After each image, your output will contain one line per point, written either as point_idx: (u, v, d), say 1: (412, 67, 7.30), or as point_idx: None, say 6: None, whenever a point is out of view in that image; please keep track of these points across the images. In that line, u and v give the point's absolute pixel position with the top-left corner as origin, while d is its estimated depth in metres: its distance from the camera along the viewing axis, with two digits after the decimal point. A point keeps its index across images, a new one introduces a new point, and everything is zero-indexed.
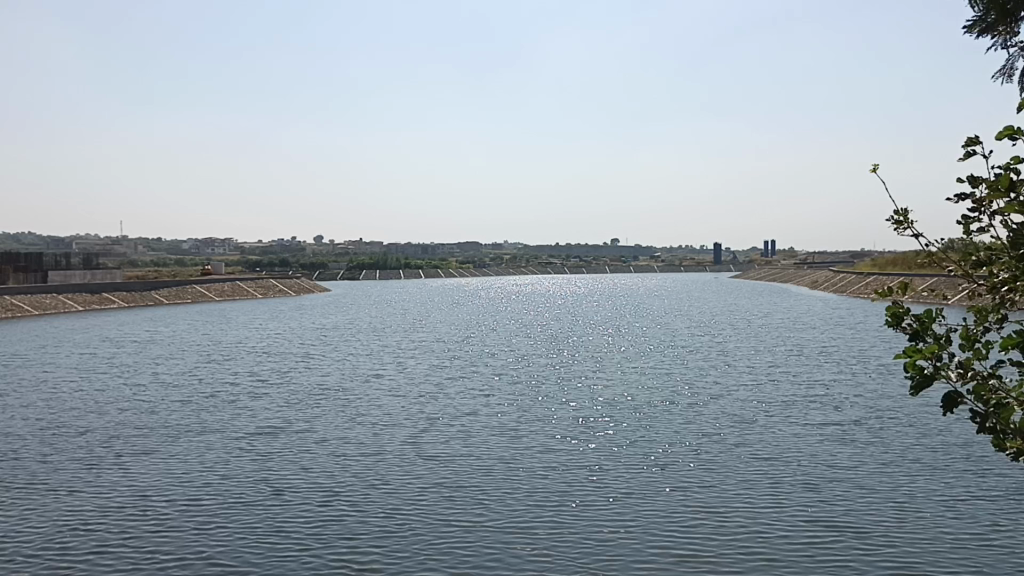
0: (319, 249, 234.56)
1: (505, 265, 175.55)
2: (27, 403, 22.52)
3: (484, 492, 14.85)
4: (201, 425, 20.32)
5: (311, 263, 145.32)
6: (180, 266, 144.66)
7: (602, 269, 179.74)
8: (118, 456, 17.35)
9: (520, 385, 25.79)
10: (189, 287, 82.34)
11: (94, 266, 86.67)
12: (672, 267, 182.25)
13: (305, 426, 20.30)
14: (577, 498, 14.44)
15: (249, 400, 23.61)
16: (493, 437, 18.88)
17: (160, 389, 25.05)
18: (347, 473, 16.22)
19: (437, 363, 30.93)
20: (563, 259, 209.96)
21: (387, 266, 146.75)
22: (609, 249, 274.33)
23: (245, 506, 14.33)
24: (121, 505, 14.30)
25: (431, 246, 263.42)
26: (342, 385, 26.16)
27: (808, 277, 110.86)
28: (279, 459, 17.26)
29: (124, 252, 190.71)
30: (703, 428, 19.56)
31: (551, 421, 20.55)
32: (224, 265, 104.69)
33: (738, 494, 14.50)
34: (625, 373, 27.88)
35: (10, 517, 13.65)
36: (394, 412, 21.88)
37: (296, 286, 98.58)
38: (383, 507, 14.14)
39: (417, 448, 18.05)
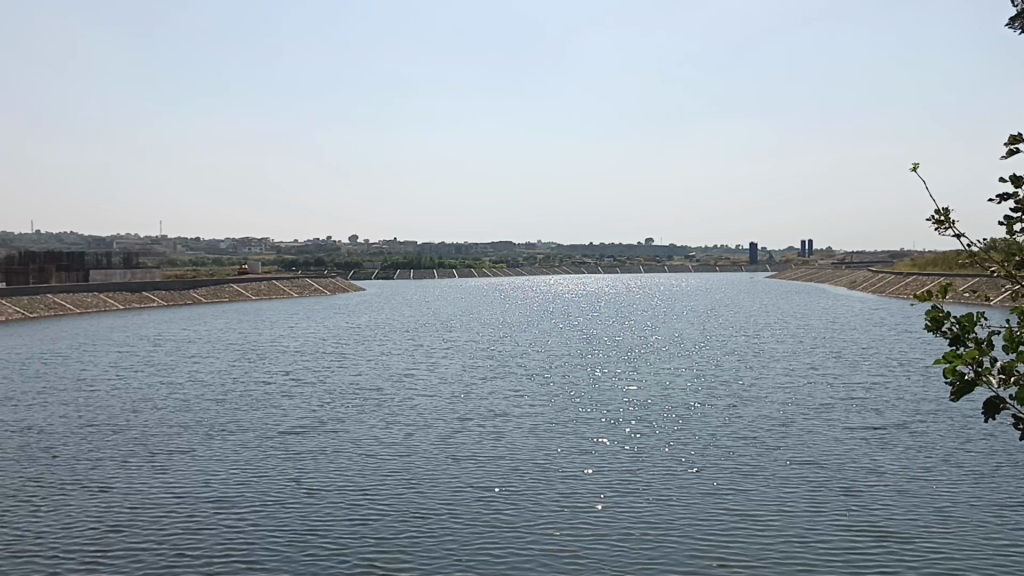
0: (353, 249, 235.96)
1: (539, 265, 175.34)
2: (66, 402, 22.80)
3: (517, 494, 14.78)
4: (234, 425, 20.46)
5: (346, 263, 146.28)
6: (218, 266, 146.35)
7: (637, 268, 178.80)
8: (153, 455, 17.50)
9: (552, 386, 25.66)
10: (226, 286, 83.15)
11: (134, 265, 87.95)
12: (707, 267, 180.79)
13: (338, 426, 20.36)
14: (611, 501, 14.31)
15: (283, 399, 23.72)
16: (526, 439, 18.77)
17: (196, 388, 25.26)
18: (379, 473, 16.25)
19: (470, 363, 30.87)
20: (597, 259, 209.35)
21: (421, 266, 147.28)
22: (644, 248, 272.76)
23: (278, 506, 14.38)
24: (155, 504, 14.41)
25: (464, 246, 263.93)
26: (375, 385, 26.21)
27: (846, 277, 109.33)
28: (312, 458, 17.31)
29: (164, 251, 193.47)
30: (739, 431, 19.29)
31: (584, 423, 20.39)
32: (261, 265, 105.72)
33: (774, 499, 14.26)
34: (659, 375, 27.64)
35: (47, 516, 13.80)
36: (427, 412, 21.88)
37: (332, 286, 99.20)
38: (416, 508, 14.12)
39: (450, 449, 18.01)
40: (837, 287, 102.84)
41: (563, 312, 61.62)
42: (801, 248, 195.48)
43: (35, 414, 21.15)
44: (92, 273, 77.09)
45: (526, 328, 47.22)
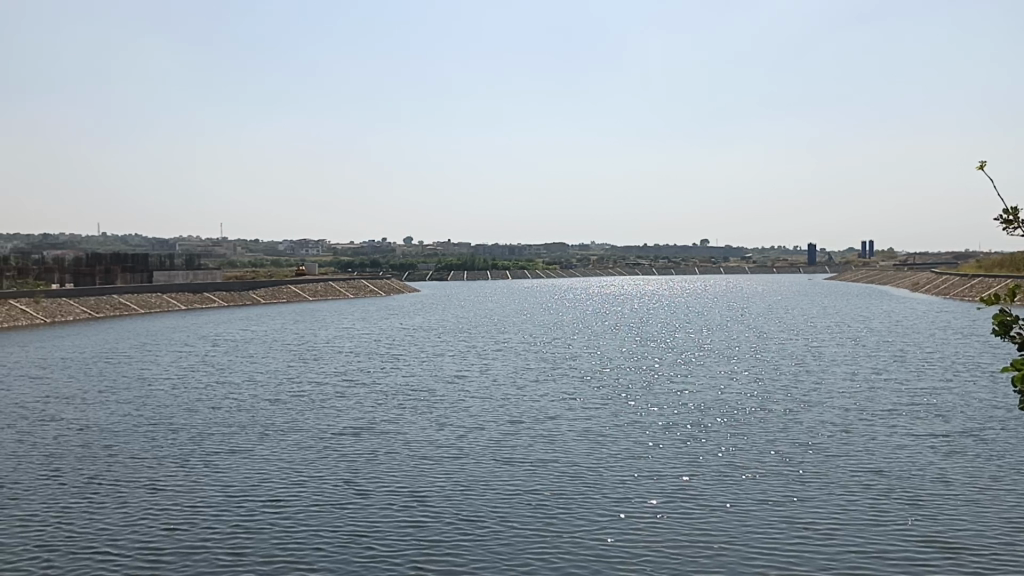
0: (408, 250, 238.50)
1: (593, 266, 174.66)
2: (127, 401, 23.29)
3: (567, 499, 14.61)
4: (288, 425, 20.68)
5: (401, 264, 147.57)
6: (276, 267, 148.93)
7: (692, 270, 176.86)
8: (208, 454, 17.74)
9: (605, 389, 25.42)
10: (284, 287, 84.48)
11: (195, 266, 89.80)
12: (764, 269, 178.09)
13: (390, 427, 20.43)
14: (665, 508, 14.04)
15: (337, 400, 23.91)
16: (578, 443, 18.55)
17: (253, 388, 25.60)
18: (430, 475, 16.22)
19: (523, 366, 30.76)
20: (651, 259, 207.78)
21: (475, 267, 147.99)
22: (699, 249, 269.90)
23: (328, 507, 14.43)
24: (208, 504, 14.53)
25: (518, 247, 264.30)
26: (427, 386, 26.27)
27: (909, 279, 106.55)
28: (363, 460, 17.36)
29: (224, 252, 197.98)
30: (797, 436, 18.84)
31: (637, 428, 20.09)
32: (318, 266, 107.14)
33: (832, 508, 13.84)
34: (715, 379, 27.20)
35: (104, 514, 14.05)
36: (479, 415, 21.84)
37: (387, 286, 100.17)
38: (467, 512, 14.02)
39: (501, 452, 17.89)
40: (900, 289, 100.33)
41: (609, 313, 62.93)
42: (862, 249, 191.30)
43: (96, 413, 21.60)
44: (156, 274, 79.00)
45: (580, 330, 46.96)
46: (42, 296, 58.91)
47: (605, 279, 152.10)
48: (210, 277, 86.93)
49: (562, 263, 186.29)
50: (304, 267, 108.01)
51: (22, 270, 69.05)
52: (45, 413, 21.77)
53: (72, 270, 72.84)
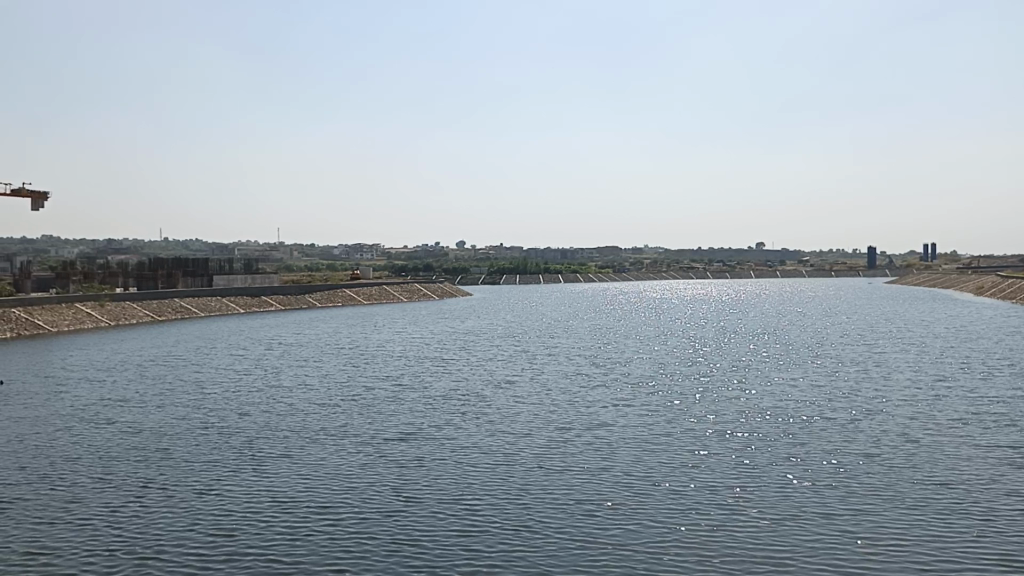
0: (461, 254, 239.69)
1: (646, 270, 172.79)
2: (182, 404, 23.66)
3: (617, 509, 14.23)
4: (338, 429, 20.72)
5: (454, 268, 147.77)
6: (332, 271, 150.35)
7: (748, 273, 174.12)
8: (258, 458, 17.81)
9: (658, 396, 24.98)
10: (339, 291, 85.28)
11: (253, 271, 90.96)
12: (822, 272, 174.62)
13: (439, 433, 20.28)
14: (719, 518, 13.66)
15: (386, 404, 23.93)
16: (630, 450, 18.20)
17: (304, 392, 25.76)
18: (477, 483, 15.97)
19: (574, 371, 30.48)
20: (706, 263, 204.93)
21: (527, 271, 148.11)
22: (755, 253, 266.04)
23: (373, 514, 14.24)
24: (257, 508, 14.56)
25: (570, 251, 263.28)
26: (477, 391, 26.13)
27: (976, 282, 102.99)
28: (411, 466, 17.20)
29: (282, 257, 202.22)
30: (856, 447, 18.18)
31: (691, 436, 19.63)
32: (371, 270, 107.75)
33: (895, 523, 13.23)
34: (773, 386, 26.59)
35: (154, 517, 14.11)
36: (529, 421, 21.61)
37: (441, 290, 100.38)
38: (516, 520, 13.82)
39: (552, 459, 17.63)
40: (966, 293, 96.98)
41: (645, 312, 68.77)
42: (924, 251, 186.07)
43: (152, 416, 21.92)
44: (216, 279, 80.16)
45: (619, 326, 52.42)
46: (109, 300, 60.39)
47: (658, 283, 150.30)
48: (267, 280, 88.15)
49: (615, 267, 185.12)
50: (358, 272, 108.79)
51: (88, 275, 72.35)
52: (104, 415, 22.20)
53: (136, 275, 74.94)
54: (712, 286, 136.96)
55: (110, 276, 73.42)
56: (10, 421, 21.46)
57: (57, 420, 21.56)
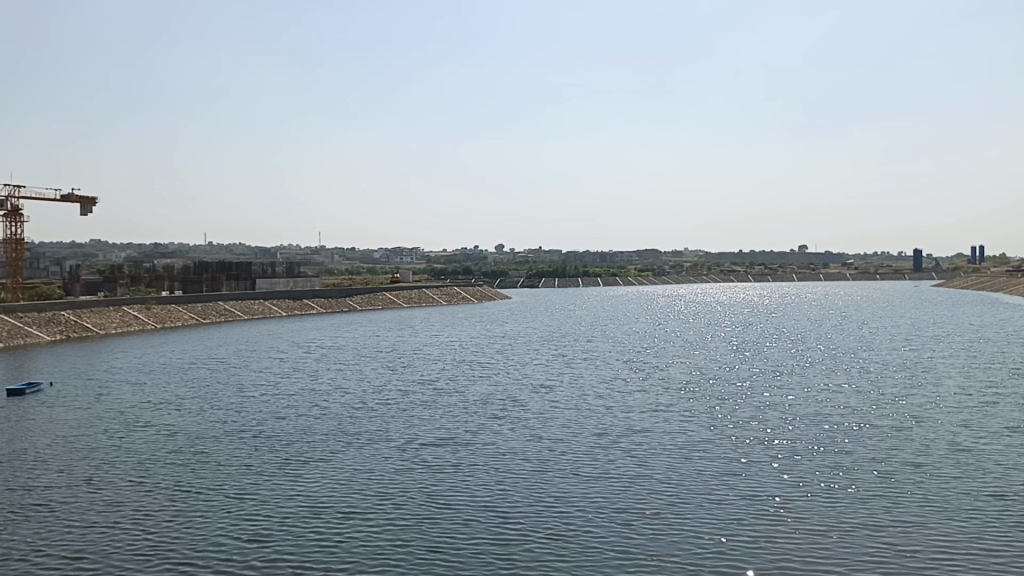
0: (500, 257, 240.34)
1: (687, 273, 171.25)
2: (220, 407, 23.79)
3: (656, 519, 13.88)
4: (373, 434, 20.66)
5: (494, 271, 147.85)
6: (372, 275, 151.47)
7: (790, 277, 171.77)
8: (293, 463, 17.79)
9: (698, 403, 24.52)
10: (381, 295, 85.59)
11: (296, 274, 91.80)
12: (866, 275, 171.42)
13: (475, 439, 20.10)
14: (759, 529, 13.32)
15: (422, 409, 23.86)
16: (669, 458, 17.87)
17: (341, 396, 25.81)
18: (512, 490, 15.73)
19: (612, 376, 30.12)
20: (746, 266, 202.52)
21: (565, 275, 147.21)
22: (797, 256, 262.29)
23: (407, 521, 14.05)
24: (290, 512, 14.52)
25: (609, 254, 261.77)
26: (514, 396, 25.96)
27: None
28: (445, 473, 17.02)
29: (323, 260, 204.74)
30: (903, 456, 17.63)
31: (731, 443, 19.22)
32: (413, 274, 107.94)
33: (948, 537, 12.71)
34: (815, 392, 26.03)
35: (190, 520, 14.12)
36: (566, 427, 21.34)
37: (481, 294, 100.42)
38: (551, 527, 13.61)
39: (588, 466, 17.39)
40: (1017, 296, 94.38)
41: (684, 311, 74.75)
42: (973, 254, 181.94)
43: (189, 420, 22.01)
44: (258, 283, 80.87)
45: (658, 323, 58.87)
46: (154, 304, 61.26)
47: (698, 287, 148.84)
48: (309, 284, 88.75)
49: (656, 270, 183.69)
50: (399, 275, 109.01)
51: (134, 280, 73.59)
52: (144, 417, 22.40)
53: (181, 279, 75.90)
54: (755, 290, 135.08)
55: (157, 279, 74.68)
56: (52, 424, 21.75)
57: (97, 422, 21.81)
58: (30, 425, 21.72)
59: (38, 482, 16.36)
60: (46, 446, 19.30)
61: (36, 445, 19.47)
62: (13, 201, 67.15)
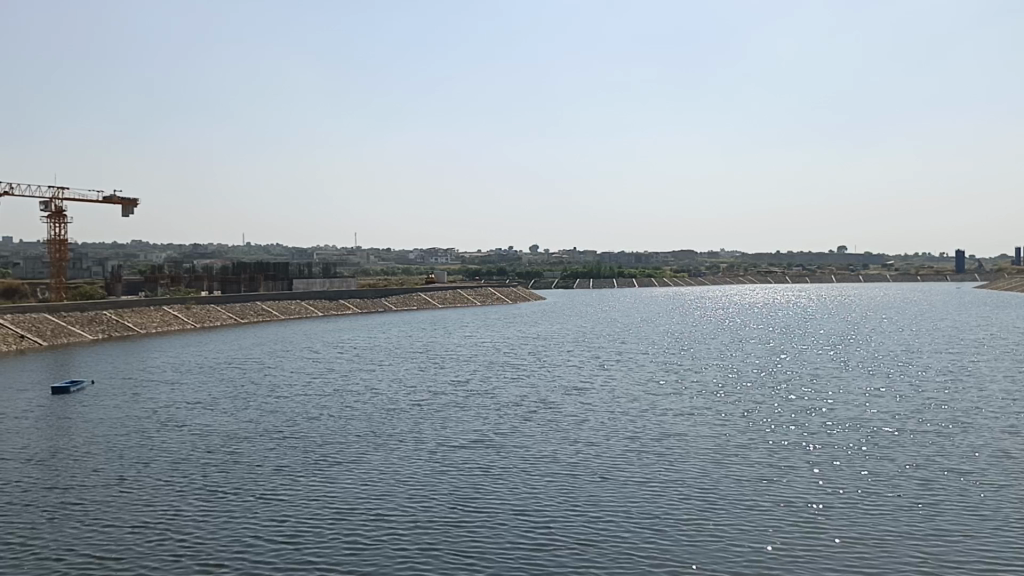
0: (533, 257, 241.01)
1: (723, 274, 169.97)
2: (253, 408, 23.90)
3: (689, 527, 13.55)
4: (404, 435, 20.60)
5: (529, 272, 148.03)
6: (407, 275, 152.37)
7: (829, 278, 169.75)
8: (323, 464, 17.77)
9: (734, 406, 24.12)
10: (415, 295, 85.91)
11: (333, 275, 92.51)
12: (907, 277, 168.49)
13: (506, 442, 19.93)
14: (795, 536, 13.01)
15: (453, 410, 23.80)
16: (703, 462, 17.57)
17: (373, 397, 25.82)
18: (542, 494, 15.49)
19: (646, 379, 29.82)
20: (783, 268, 200.18)
21: (601, 275, 146.43)
22: (837, 257, 258.76)
23: (436, 525, 13.92)
24: (319, 514, 14.47)
25: (645, 255, 260.31)
26: (546, 398, 25.79)
27: None
28: (475, 476, 16.84)
29: (359, 260, 206.60)
30: (946, 463, 17.12)
31: (766, 448, 18.85)
32: (447, 275, 108.26)
33: (995, 549, 12.24)
34: (855, 396, 25.51)
35: (220, 520, 14.12)
36: (598, 430, 21.12)
37: (515, 295, 100.55)
38: (580, 533, 13.40)
39: (620, 469, 17.16)
40: None
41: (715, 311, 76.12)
42: (1017, 255, 178.48)
43: (222, 420, 22.14)
44: (295, 283, 81.59)
45: (688, 323, 61.34)
46: (193, 304, 61.99)
47: (734, 288, 147.74)
48: (345, 285, 89.31)
49: (691, 271, 182.40)
50: (434, 275, 109.43)
51: (174, 280, 74.58)
52: (179, 417, 22.56)
53: (220, 279, 76.86)
54: (791, 291, 133.76)
55: (196, 279, 75.63)
56: (89, 423, 21.98)
57: (133, 421, 22.01)
58: (68, 423, 21.98)
59: (72, 481, 16.50)
60: (82, 445, 19.49)
61: (72, 444, 19.67)
62: (57, 202, 68.34)
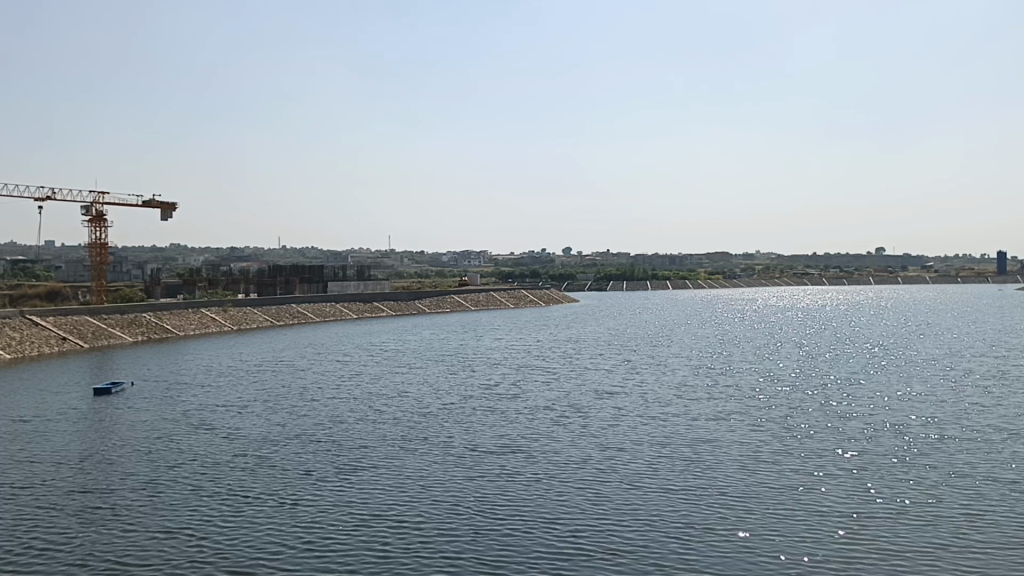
0: (567, 260, 241.32)
1: (759, 276, 168.03)
2: (285, 411, 23.96)
3: (722, 536, 13.17)
4: (434, 440, 20.44)
5: (562, 274, 147.60)
6: (441, 278, 152.96)
7: (867, 279, 167.09)
8: (352, 469, 17.66)
9: (770, 412, 23.63)
10: (449, 297, 86.14)
11: (367, 278, 93.13)
12: (946, 279, 165.85)
13: (536, 447, 19.66)
14: (833, 545, 12.65)
15: (483, 415, 23.62)
16: (738, 469, 17.17)
17: (403, 401, 25.73)
18: (571, 501, 15.23)
19: (680, 383, 29.36)
20: (820, 270, 197.77)
21: (636, 277, 145.70)
22: (875, 258, 255.37)
23: (465, 531, 13.74)
24: (346, 519, 14.35)
25: (678, 258, 258.20)
26: (577, 403, 25.51)
27: None
28: (503, 482, 16.56)
29: (394, 263, 208.01)
30: (990, 472, 16.57)
31: (802, 455, 18.37)
32: (481, 278, 108.23)
33: None
34: (894, 401, 24.94)
35: (247, 525, 14.07)
36: (631, 436, 20.77)
37: (549, 297, 100.45)
38: (610, 540, 13.14)
39: (651, 476, 16.83)
40: None
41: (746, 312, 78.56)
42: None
43: (254, 423, 22.18)
44: (330, 286, 82.07)
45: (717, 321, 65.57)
46: (231, 306, 62.65)
47: (771, 291, 145.87)
48: (379, 287, 89.67)
49: (725, 274, 180.97)
50: (469, 279, 109.57)
51: (212, 282, 75.38)
52: (211, 420, 22.65)
53: (257, 280, 77.69)
54: (829, 293, 131.82)
55: (233, 282, 76.39)
56: (125, 425, 22.15)
57: (167, 424, 22.13)
58: (104, 426, 22.13)
59: (105, 484, 16.55)
60: (117, 448, 19.62)
61: (107, 447, 19.75)
62: (98, 207, 69.41)
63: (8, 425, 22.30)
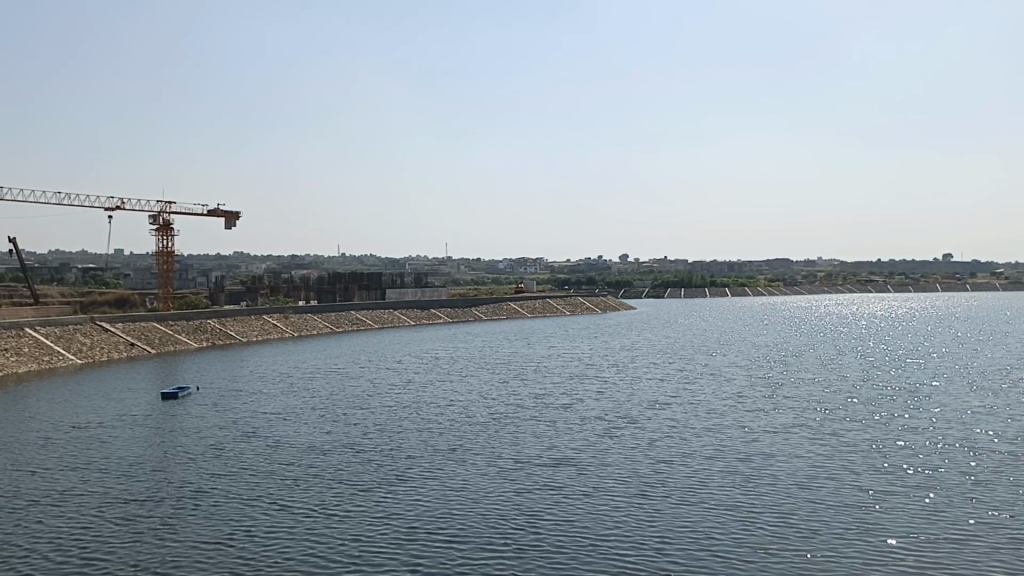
0: (623, 267, 239.79)
1: (821, 283, 164.82)
2: (336, 419, 24.04)
3: (775, 555, 12.69)
4: (483, 451, 20.24)
5: (618, 280, 146.81)
6: (496, 283, 153.23)
7: (934, 286, 162.86)
8: (398, 479, 17.55)
9: (829, 425, 22.89)
10: (505, 304, 86.01)
11: (424, 284, 93.60)
12: (1018, 286, 160.81)
13: (587, 460, 19.24)
14: (889, 565, 12.11)
15: (532, 425, 23.34)
16: (795, 485, 16.61)
17: (453, 410, 25.59)
18: (620, 514, 14.90)
19: (736, 394, 28.67)
20: (883, 276, 193.80)
21: (694, 284, 144.06)
22: (942, 264, 248.40)
23: (510, 544, 13.51)
24: (388, 530, 14.24)
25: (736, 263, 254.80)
26: (630, 414, 25.03)
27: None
28: (550, 497, 16.15)
29: (450, 270, 208.79)
30: None
31: (861, 471, 17.72)
32: (536, 285, 107.99)
33: None
34: (961, 415, 23.91)
35: (291, 534, 14.06)
36: (683, 448, 20.27)
37: (606, 303, 99.86)
38: (657, 557, 12.77)
39: (704, 490, 16.39)
40: None
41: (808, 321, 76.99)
42: None
43: (304, 432, 22.25)
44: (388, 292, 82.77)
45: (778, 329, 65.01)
46: (290, 313, 63.47)
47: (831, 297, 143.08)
48: (436, 294, 89.99)
49: (785, 280, 177.75)
50: (526, 286, 109.42)
51: (273, 288, 76.51)
52: (264, 428, 22.79)
53: (317, 287, 78.59)
54: (895, 301, 128.57)
55: (294, 290, 77.46)
56: (182, 432, 22.42)
57: (220, 432, 22.29)
58: (161, 433, 22.42)
59: (158, 491, 16.74)
60: (171, 456, 19.84)
61: (162, 454, 19.98)
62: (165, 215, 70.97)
63: (68, 432, 22.69)
